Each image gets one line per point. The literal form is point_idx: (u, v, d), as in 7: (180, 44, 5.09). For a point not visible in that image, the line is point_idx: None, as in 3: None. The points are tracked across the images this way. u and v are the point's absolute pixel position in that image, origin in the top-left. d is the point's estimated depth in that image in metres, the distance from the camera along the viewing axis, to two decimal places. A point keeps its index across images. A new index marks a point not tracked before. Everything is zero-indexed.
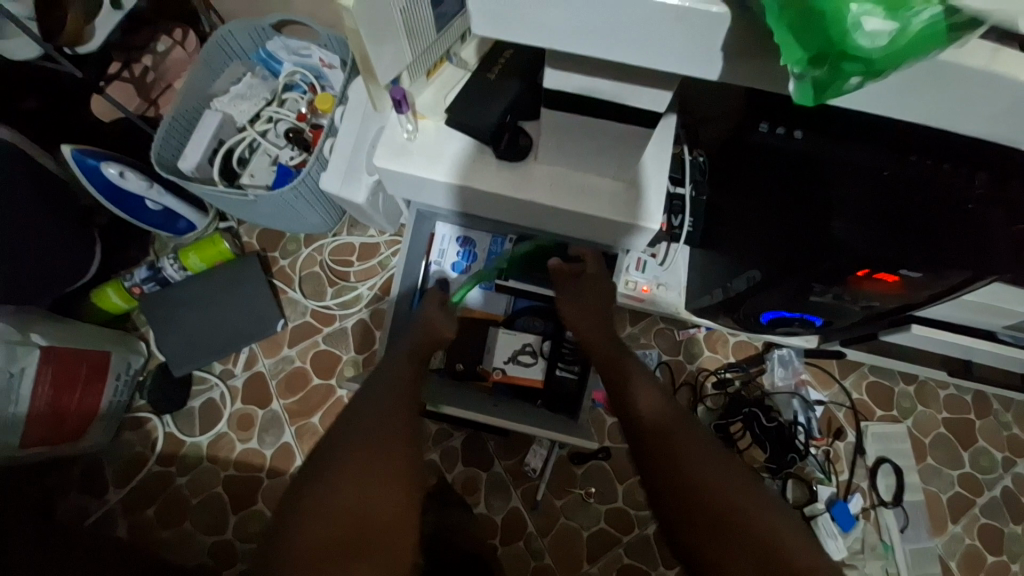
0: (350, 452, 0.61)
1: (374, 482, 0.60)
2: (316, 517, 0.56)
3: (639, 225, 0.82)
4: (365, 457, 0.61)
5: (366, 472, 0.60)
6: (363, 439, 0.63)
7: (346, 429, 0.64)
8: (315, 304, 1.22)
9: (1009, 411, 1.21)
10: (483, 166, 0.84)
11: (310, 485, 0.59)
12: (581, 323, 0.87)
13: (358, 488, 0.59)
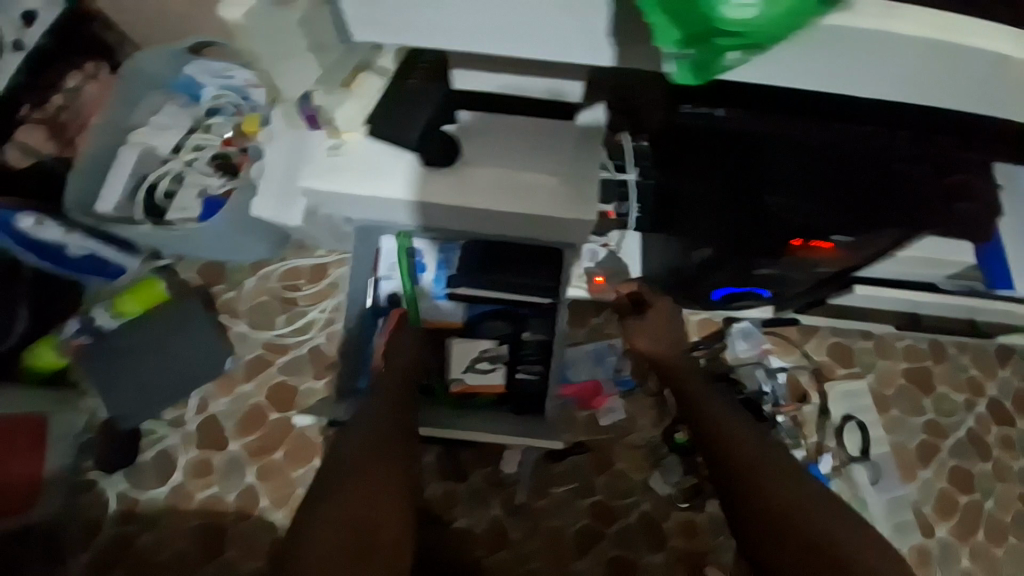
0: (353, 483, 0.64)
1: (369, 504, 0.63)
2: (321, 533, 0.58)
3: (581, 219, 0.79)
4: (361, 483, 0.65)
5: (366, 491, 0.64)
6: (360, 466, 0.67)
7: (349, 462, 0.67)
8: (268, 335, 1.17)
9: (966, 355, 1.24)
10: (415, 174, 0.79)
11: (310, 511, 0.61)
12: (652, 348, 1.00)
13: (358, 506, 0.62)
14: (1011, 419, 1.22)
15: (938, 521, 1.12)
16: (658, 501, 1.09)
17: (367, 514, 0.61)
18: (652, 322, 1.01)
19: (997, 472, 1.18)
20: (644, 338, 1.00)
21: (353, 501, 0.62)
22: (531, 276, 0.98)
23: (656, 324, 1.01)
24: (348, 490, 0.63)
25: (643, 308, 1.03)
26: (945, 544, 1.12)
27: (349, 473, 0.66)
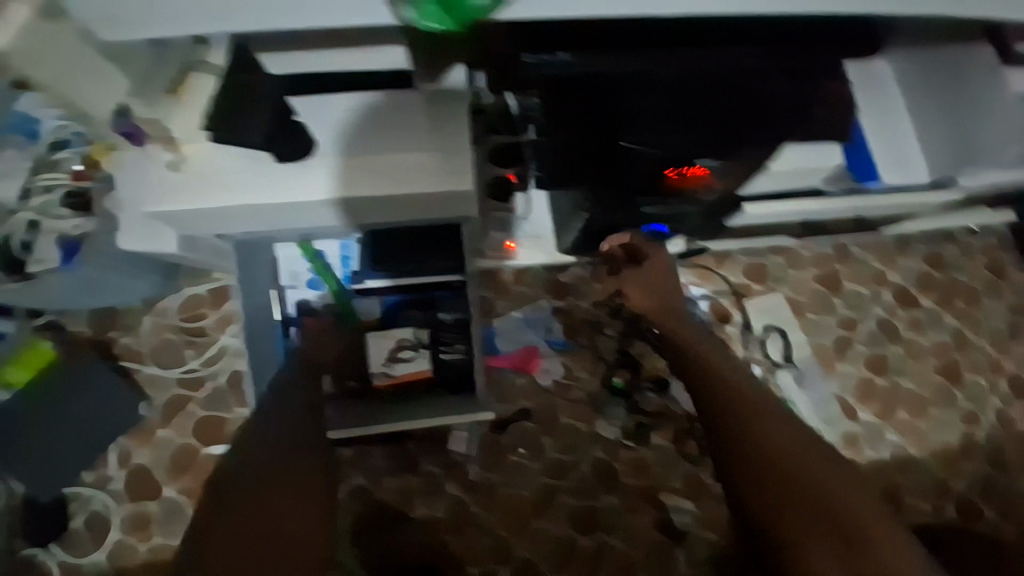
0: (258, 491, 0.64)
1: (272, 504, 0.63)
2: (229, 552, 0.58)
3: (453, 191, 0.75)
4: (263, 488, 0.64)
5: (274, 496, 0.64)
6: (263, 477, 0.66)
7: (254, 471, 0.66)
8: (180, 373, 1.12)
9: (868, 249, 1.30)
10: (265, 175, 0.74)
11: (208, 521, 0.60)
12: (642, 298, 0.99)
13: (263, 510, 0.62)
14: (916, 301, 1.30)
15: (860, 406, 1.21)
16: (605, 447, 1.12)
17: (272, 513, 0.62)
18: (649, 271, 1.00)
19: (910, 352, 1.26)
20: (639, 287, 0.99)
21: (258, 508, 0.62)
22: (433, 257, 0.95)
23: (653, 272, 1.00)
24: (253, 500, 0.63)
25: (639, 259, 1.00)
26: (869, 426, 1.21)
27: (253, 482, 0.65)
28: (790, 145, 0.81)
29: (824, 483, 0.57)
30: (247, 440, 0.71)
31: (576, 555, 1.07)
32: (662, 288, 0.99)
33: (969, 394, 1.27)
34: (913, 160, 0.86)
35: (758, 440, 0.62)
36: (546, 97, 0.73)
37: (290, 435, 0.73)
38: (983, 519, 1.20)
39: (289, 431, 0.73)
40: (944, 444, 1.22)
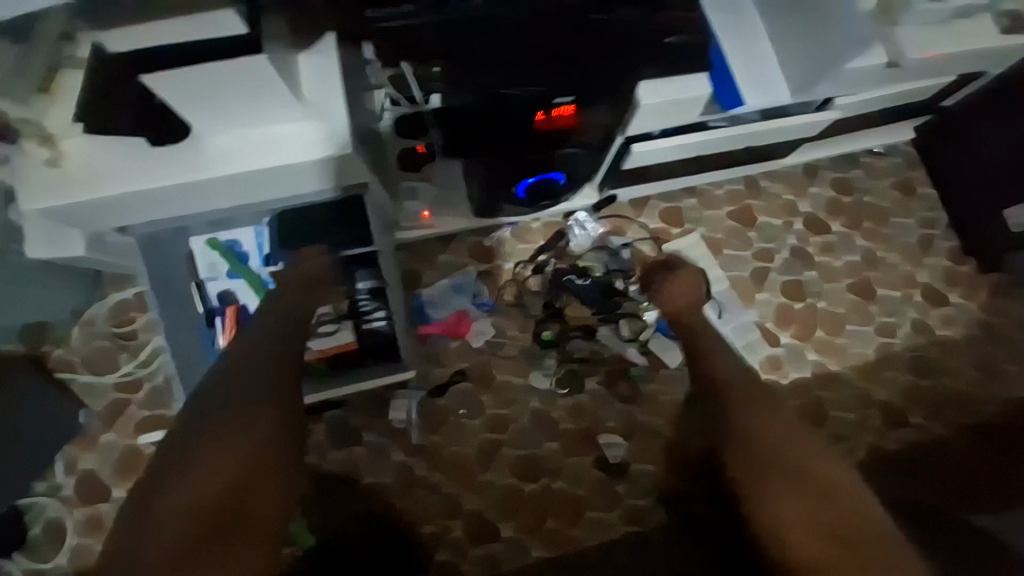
0: (219, 430, 0.64)
1: (231, 488, 0.61)
2: (177, 485, 0.60)
3: (334, 153, 0.78)
4: (222, 468, 0.62)
5: (234, 479, 0.62)
6: (226, 454, 0.63)
7: (212, 445, 0.63)
8: (117, 377, 1.13)
9: (776, 184, 1.39)
10: (145, 163, 0.76)
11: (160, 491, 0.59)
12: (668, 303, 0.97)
13: (220, 491, 0.61)
14: (825, 226, 1.38)
15: (781, 331, 1.29)
16: (542, 397, 1.17)
17: (229, 493, 0.61)
18: (678, 281, 1.01)
19: (823, 275, 1.34)
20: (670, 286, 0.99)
21: (216, 487, 0.61)
22: (338, 229, 0.97)
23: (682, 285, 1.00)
24: (213, 483, 0.61)
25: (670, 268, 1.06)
26: (790, 348, 1.28)
27: (213, 459, 0.62)
28: (642, 83, 0.86)
29: (830, 478, 0.66)
30: (202, 409, 0.66)
31: (525, 502, 1.12)
32: (688, 294, 0.98)
33: (884, 308, 1.34)
34: (774, 81, 0.92)
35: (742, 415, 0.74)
36: (440, 63, 0.72)
37: (251, 401, 0.68)
38: (909, 424, 1.26)
39: (251, 386, 0.69)
40: (864, 356, 1.30)
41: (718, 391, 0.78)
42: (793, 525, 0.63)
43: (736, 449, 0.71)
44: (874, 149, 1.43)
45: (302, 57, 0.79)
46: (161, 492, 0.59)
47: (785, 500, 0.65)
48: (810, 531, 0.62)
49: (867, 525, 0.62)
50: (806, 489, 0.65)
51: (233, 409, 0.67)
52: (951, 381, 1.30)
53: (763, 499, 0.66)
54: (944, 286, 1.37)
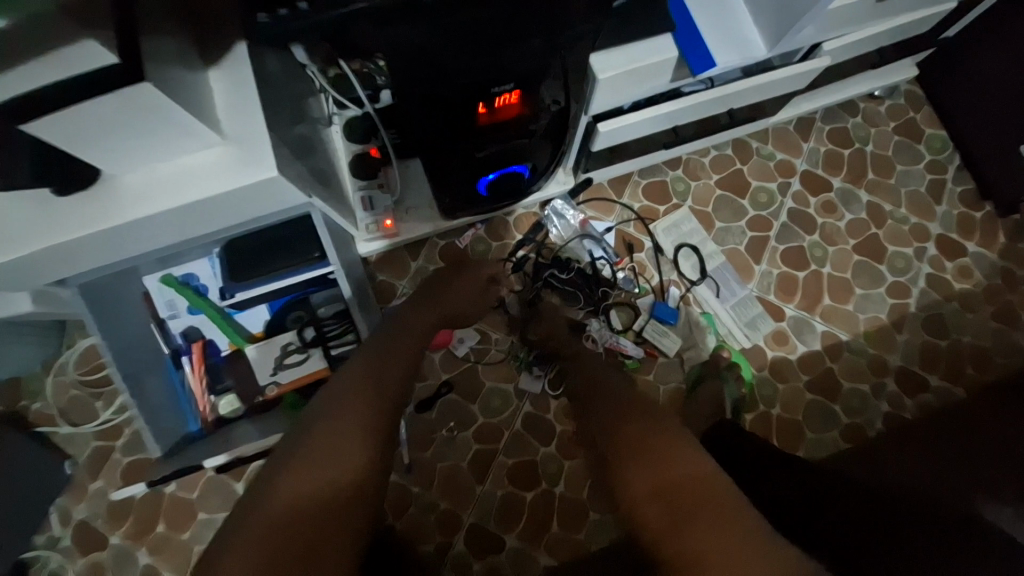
0: (317, 444, 0.64)
1: (317, 526, 0.59)
2: (282, 488, 0.60)
3: (255, 181, 0.70)
4: (315, 498, 0.60)
5: (329, 510, 0.60)
6: (322, 484, 0.61)
7: (308, 470, 0.62)
8: (95, 427, 1.12)
9: (768, 143, 1.29)
10: (58, 215, 0.70)
11: (247, 512, 0.58)
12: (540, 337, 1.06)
13: (302, 531, 0.58)
14: (825, 183, 1.28)
15: (785, 303, 1.20)
16: (534, 400, 1.12)
17: (310, 534, 0.58)
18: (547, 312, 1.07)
19: (827, 237, 1.25)
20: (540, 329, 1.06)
21: (301, 523, 0.58)
22: (290, 255, 0.91)
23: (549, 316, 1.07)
24: (303, 515, 0.59)
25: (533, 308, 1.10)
26: (796, 319, 1.19)
27: (304, 489, 0.60)
28: (596, 53, 0.76)
29: (674, 461, 0.69)
30: (309, 419, 0.67)
31: (526, 510, 1.08)
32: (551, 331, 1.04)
33: (895, 266, 1.24)
34: (747, 34, 0.83)
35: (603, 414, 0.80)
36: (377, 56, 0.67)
37: (346, 428, 0.66)
38: (928, 389, 1.18)
39: (356, 417, 0.67)
40: (877, 320, 1.21)
41: (585, 389, 0.89)
42: (640, 498, 0.68)
43: (603, 435, 0.77)
44: (873, 93, 1.31)
45: (211, 74, 0.72)
46: (272, 484, 0.60)
47: (633, 475, 0.70)
48: (654, 504, 0.67)
49: (703, 489, 0.66)
50: (652, 463, 0.69)
51: (330, 435, 0.65)
52: (974, 337, 1.21)
53: (620, 479, 0.71)
54: (960, 235, 1.27)
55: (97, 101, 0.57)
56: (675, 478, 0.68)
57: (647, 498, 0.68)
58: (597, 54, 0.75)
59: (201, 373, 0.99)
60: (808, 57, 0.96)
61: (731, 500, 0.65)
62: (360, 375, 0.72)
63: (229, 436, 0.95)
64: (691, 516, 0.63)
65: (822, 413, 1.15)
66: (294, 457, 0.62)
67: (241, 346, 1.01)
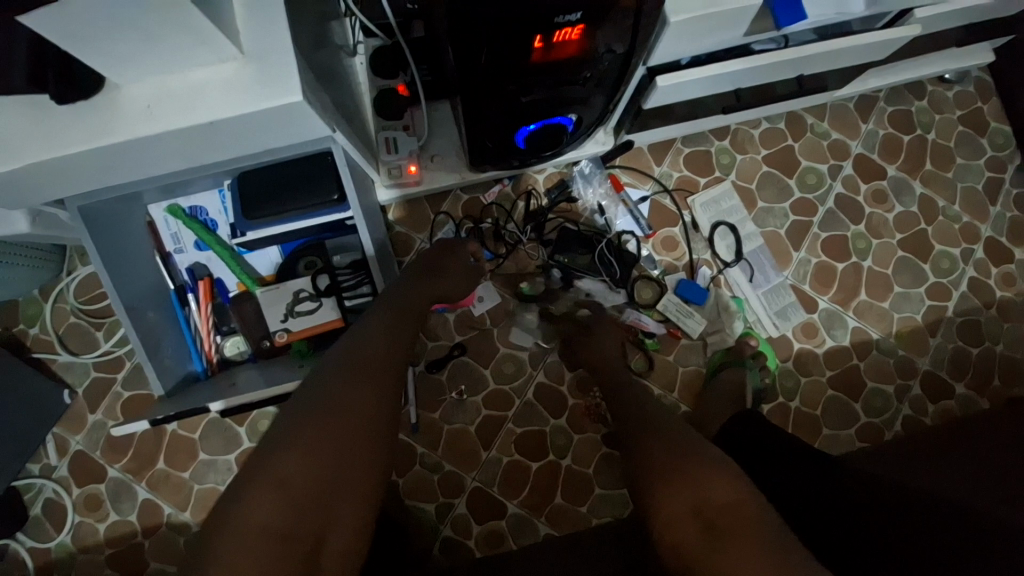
0: (329, 409, 0.59)
1: (326, 509, 0.55)
2: (297, 447, 0.55)
3: (275, 105, 0.62)
4: (325, 479, 0.55)
5: (335, 493, 0.56)
6: (330, 467, 0.56)
7: (315, 450, 0.56)
8: (95, 357, 1.09)
9: (823, 121, 1.20)
10: (55, 124, 0.63)
11: (248, 494, 0.52)
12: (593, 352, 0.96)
13: (313, 512, 0.54)
14: (879, 170, 1.19)
15: (819, 294, 1.14)
16: (549, 370, 1.09)
17: (319, 518, 0.54)
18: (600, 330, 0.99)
19: (873, 228, 1.18)
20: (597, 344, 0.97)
21: (312, 505, 0.54)
22: (308, 195, 0.84)
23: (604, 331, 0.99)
24: (314, 497, 0.54)
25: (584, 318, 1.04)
26: (828, 312, 1.14)
27: (311, 474, 0.55)
28: None
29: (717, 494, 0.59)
30: (313, 391, 0.61)
31: (532, 479, 1.06)
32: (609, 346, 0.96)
33: (939, 266, 1.18)
34: None
35: (644, 444, 0.70)
36: None
37: (365, 393, 0.63)
38: (953, 395, 1.14)
39: (370, 384, 0.64)
40: (911, 321, 1.15)
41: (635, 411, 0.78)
42: (676, 530, 0.59)
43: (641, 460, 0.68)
44: (943, 75, 1.20)
45: None
46: (283, 440, 0.56)
47: (665, 506, 0.61)
48: (690, 529, 0.58)
49: (750, 517, 0.57)
50: (691, 487, 0.60)
51: (337, 413, 0.59)
52: (1007, 347, 1.16)
53: (652, 510, 0.63)
54: (1010, 239, 1.19)
55: None
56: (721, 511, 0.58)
57: (683, 526, 0.59)
58: None
59: (207, 311, 0.95)
60: (892, 25, 0.85)
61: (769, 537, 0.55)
62: (376, 339, 0.70)
63: (234, 379, 0.91)
64: (728, 541, 0.55)
65: (841, 411, 1.12)
66: (297, 436, 0.56)
67: (250, 287, 0.96)
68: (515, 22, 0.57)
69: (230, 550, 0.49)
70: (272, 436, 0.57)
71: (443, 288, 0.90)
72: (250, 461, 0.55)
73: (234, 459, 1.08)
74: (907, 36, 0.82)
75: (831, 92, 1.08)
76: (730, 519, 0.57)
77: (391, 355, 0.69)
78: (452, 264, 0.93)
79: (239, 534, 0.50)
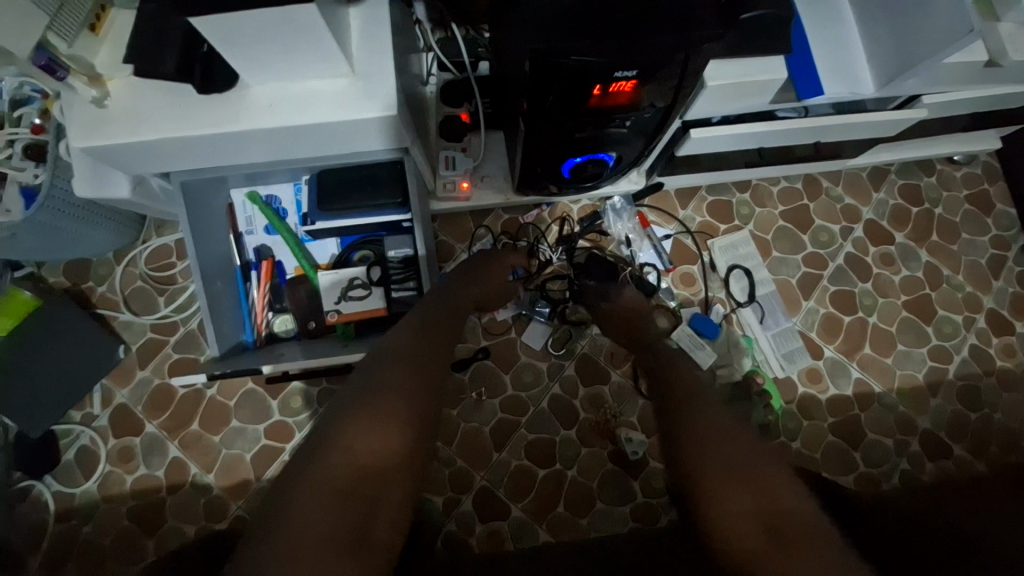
0: (370, 397, 0.69)
1: (371, 486, 0.63)
2: (344, 432, 0.65)
3: (373, 116, 0.75)
4: (370, 459, 0.65)
5: (379, 473, 0.65)
6: (372, 448, 0.65)
7: (361, 432, 0.66)
8: (151, 319, 1.19)
9: (838, 186, 1.30)
10: (186, 109, 0.75)
11: (307, 470, 0.62)
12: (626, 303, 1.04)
13: (361, 488, 0.62)
14: (888, 236, 1.28)
15: (825, 342, 1.22)
16: (564, 383, 1.16)
17: (369, 495, 0.63)
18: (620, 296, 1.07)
19: (878, 288, 1.26)
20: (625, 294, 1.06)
21: (360, 481, 0.63)
22: (374, 196, 0.95)
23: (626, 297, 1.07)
24: (360, 475, 0.63)
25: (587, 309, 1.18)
26: (833, 361, 1.21)
27: (359, 453, 0.64)
28: (713, 63, 0.78)
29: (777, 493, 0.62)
30: (357, 382, 0.72)
31: (537, 485, 1.12)
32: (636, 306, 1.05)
33: (942, 331, 1.24)
34: (858, 71, 0.83)
35: (691, 426, 0.71)
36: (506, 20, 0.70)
37: (399, 380, 0.72)
38: (949, 456, 1.17)
39: (404, 370, 0.73)
40: (911, 381, 1.21)
41: (678, 403, 0.75)
42: (737, 529, 0.61)
43: (699, 450, 0.68)
44: (953, 157, 1.31)
45: (352, 11, 0.77)
46: (334, 427, 0.66)
47: (724, 507, 0.63)
48: (754, 533, 0.60)
49: (809, 531, 0.59)
50: (751, 493, 0.62)
51: (379, 401, 0.69)
52: (1006, 417, 1.20)
53: (708, 502, 0.64)
54: (1011, 313, 1.26)
55: (259, 13, 0.61)
56: (780, 517, 0.60)
57: (746, 531, 0.60)
58: (714, 63, 0.78)
59: (266, 290, 1.04)
60: (903, 107, 0.96)
61: (835, 553, 0.57)
62: (407, 334, 0.79)
63: (282, 351, 1.00)
64: (778, 545, 0.58)
65: (839, 457, 1.16)
66: (346, 422, 0.66)
67: (307, 272, 1.05)
68: (582, 71, 0.69)
69: (294, 515, 0.58)
70: (323, 423, 0.68)
71: (481, 295, 1.01)
72: (309, 441, 0.66)
73: (262, 431, 1.15)
74: (916, 117, 0.93)
75: (846, 160, 1.19)
76: (780, 512, 0.61)
77: (421, 345, 0.78)
78: (493, 277, 1.03)
79: (302, 502, 0.59)
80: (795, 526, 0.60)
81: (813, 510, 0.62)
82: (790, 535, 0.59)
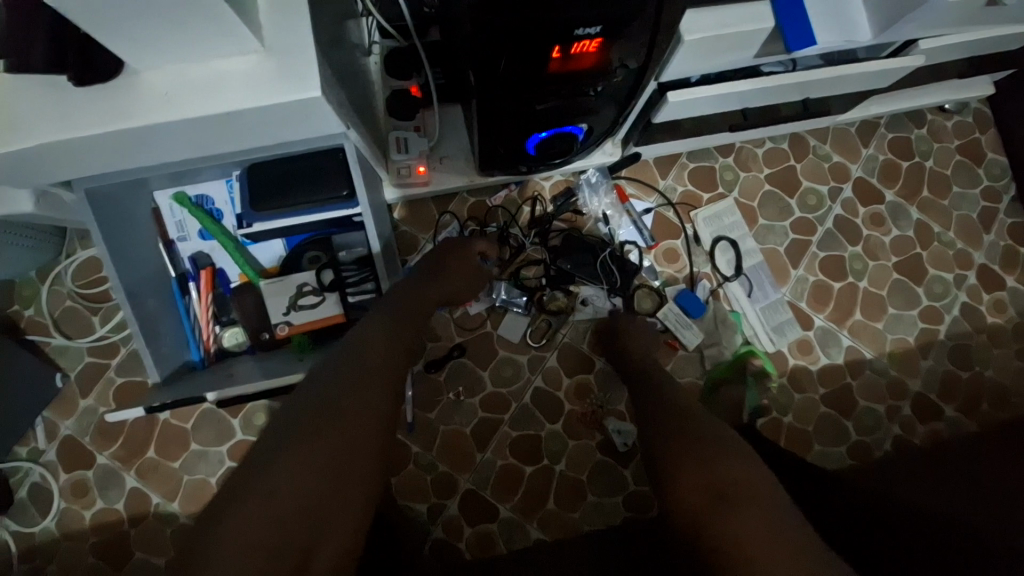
0: (324, 420, 0.60)
1: (314, 524, 0.55)
2: (291, 460, 0.56)
3: (295, 98, 0.63)
4: (317, 494, 0.56)
5: (326, 509, 0.56)
6: (318, 481, 0.56)
7: (309, 460, 0.57)
8: (89, 342, 1.08)
9: (826, 143, 1.22)
10: (72, 107, 0.62)
11: (239, 504, 0.53)
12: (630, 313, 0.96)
13: (301, 526, 0.54)
14: (877, 194, 1.22)
15: (816, 312, 1.16)
16: (547, 375, 1.10)
17: (309, 534, 0.54)
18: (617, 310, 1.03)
19: (869, 250, 1.20)
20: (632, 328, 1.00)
21: (300, 520, 0.54)
22: (317, 190, 0.84)
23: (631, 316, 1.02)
24: (302, 512, 0.54)
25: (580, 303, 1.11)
26: (824, 330, 1.16)
27: (305, 487, 0.55)
28: (688, 13, 0.68)
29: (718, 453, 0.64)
30: (310, 398, 0.62)
31: (524, 482, 1.06)
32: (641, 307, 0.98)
33: (932, 290, 1.20)
34: (852, 14, 0.73)
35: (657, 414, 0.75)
36: None
37: (360, 404, 0.63)
38: (941, 418, 1.15)
39: (368, 392, 0.64)
40: (903, 344, 1.18)
41: (655, 396, 0.80)
42: (682, 492, 0.63)
43: (653, 429, 0.73)
44: (943, 105, 1.23)
45: None
46: (277, 452, 0.57)
47: (678, 481, 0.64)
48: (699, 493, 0.62)
49: (752, 489, 0.60)
50: (702, 457, 0.64)
51: (334, 425, 0.60)
52: (996, 373, 1.18)
53: (666, 477, 0.66)
54: (1001, 267, 1.22)
55: None
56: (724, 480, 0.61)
57: (691, 492, 0.62)
58: (689, 13, 0.68)
59: (209, 301, 0.95)
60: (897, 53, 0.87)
61: (778, 508, 0.59)
62: (375, 347, 0.70)
63: (232, 371, 0.90)
64: (727, 504, 0.60)
65: (832, 429, 1.13)
66: (291, 448, 0.57)
67: (252, 279, 0.96)
68: (537, 30, 0.58)
69: (219, 564, 0.49)
70: (266, 444, 0.58)
71: (447, 291, 0.91)
72: (245, 466, 0.56)
73: (226, 452, 1.07)
74: (911, 65, 0.84)
75: (834, 115, 1.11)
76: (725, 475, 0.62)
77: (388, 362, 0.69)
78: (461, 269, 0.94)
79: (229, 547, 0.50)
80: (737, 485, 0.61)
81: (766, 477, 0.62)
82: (731, 491, 0.60)
